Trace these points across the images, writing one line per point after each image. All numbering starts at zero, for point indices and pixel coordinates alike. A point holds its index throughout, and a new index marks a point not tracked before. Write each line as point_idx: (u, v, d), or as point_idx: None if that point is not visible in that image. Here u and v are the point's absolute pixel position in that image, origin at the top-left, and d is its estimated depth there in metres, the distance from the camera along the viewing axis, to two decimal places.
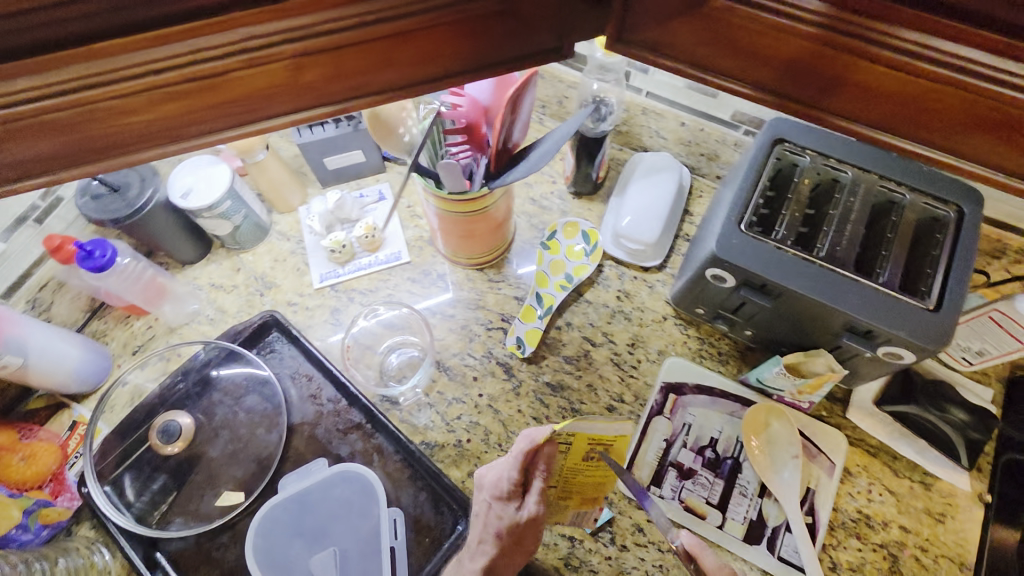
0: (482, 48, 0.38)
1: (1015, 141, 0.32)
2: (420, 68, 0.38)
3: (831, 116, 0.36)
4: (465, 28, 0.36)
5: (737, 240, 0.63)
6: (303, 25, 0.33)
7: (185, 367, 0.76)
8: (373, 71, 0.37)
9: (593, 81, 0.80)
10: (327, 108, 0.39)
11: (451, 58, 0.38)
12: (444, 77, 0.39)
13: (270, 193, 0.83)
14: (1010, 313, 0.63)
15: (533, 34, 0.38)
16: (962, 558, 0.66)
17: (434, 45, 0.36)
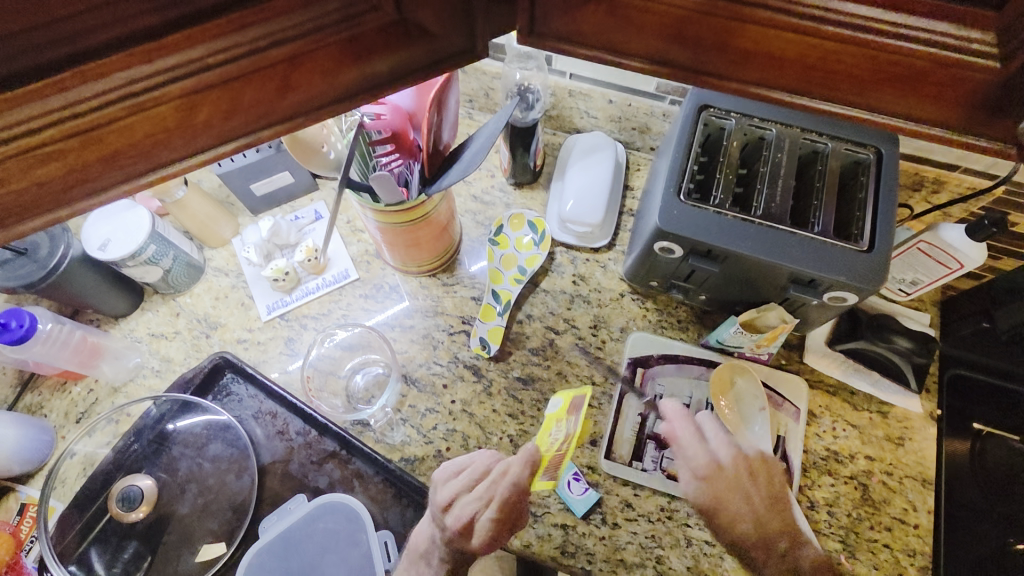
0: (386, 59, 0.36)
1: (908, 90, 0.33)
2: (325, 87, 0.36)
3: (738, 86, 0.37)
4: (364, 42, 0.35)
5: (677, 210, 0.64)
6: (191, 60, 0.31)
7: (137, 426, 0.72)
8: (277, 97, 0.35)
9: (515, 71, 0.79)
10: (233, 141, 0.37)
11: (356, 72, 0.36)
12: (353, 94, 0.37)
13: (196, 229, 0.79)
14: (935, 242, 0.67)
15: (436, 38, 0.37)
16: (923, 475, 0.70)
17: (340, 60, 0.35)
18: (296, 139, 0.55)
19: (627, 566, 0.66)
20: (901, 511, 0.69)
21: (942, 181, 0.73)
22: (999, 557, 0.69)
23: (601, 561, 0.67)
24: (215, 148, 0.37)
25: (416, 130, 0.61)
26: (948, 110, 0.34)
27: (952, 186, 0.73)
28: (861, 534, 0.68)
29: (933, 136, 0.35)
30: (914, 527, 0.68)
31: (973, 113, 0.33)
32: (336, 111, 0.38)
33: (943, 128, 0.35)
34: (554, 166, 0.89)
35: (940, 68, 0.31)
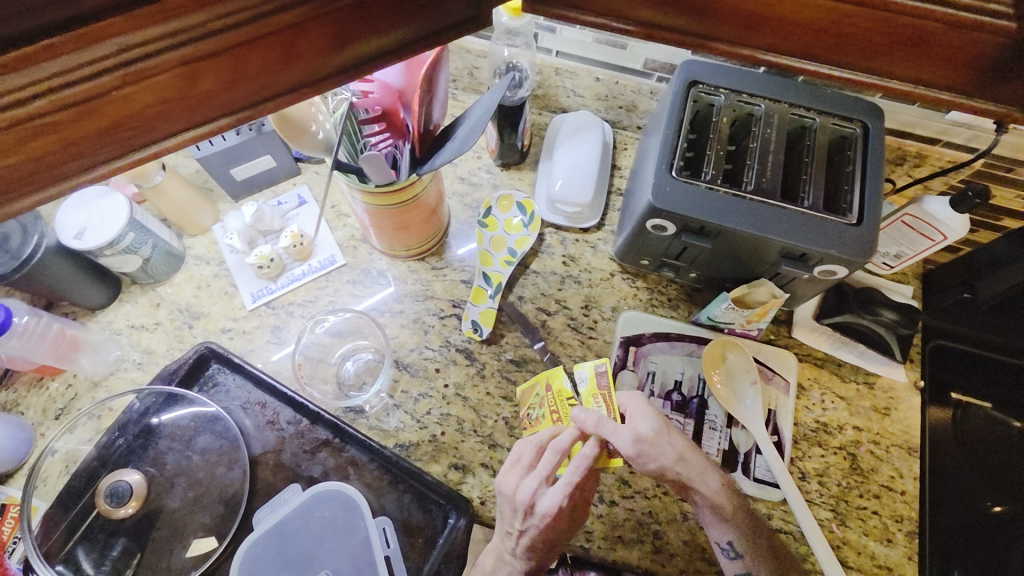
0: (393, 27, 0.35)
1: (920, 54, 0.33)
2: (328, 58, 0.35)
3: (745, 51, 0.36)
4: (371, 10, 0.33)
5: (670, 186, 0.64)
6: (187, 27, 0.30)
7: (122, 421, 0.70)
8: (279, 66, 0.34)
9: (502, 48, 0.77)
10: (231, 115, 0.35)
11: (361, 43, 0.35)
12: (358, 65, 0.36)
13: (174, 216, 0.76)
14: (919, 215, 0.69)
15: (443, 5, 0.35)
16: (909, 443, 0.72)
17: (344, 28, 0.33)
18: (281, 116, 0.53)
19: (624, 543, 0.67)
20: (888, 478, 0.71)
21: (924, 154, 0.74)
22: (978, 519, 0.74)
23: (599, 538, 0.67)
24: (212, 123, 0.35)
25: (406, 109, 0.58)
26: (954, 73, 0.34)
27: (934, 160, 0.74)
28: (850, 502, 0.69)
29: (938, 100, 0.36)
30: (901, 493, 0.70)
31: (983, 76, 0.33)
32: (341, 82, 0.37)
33: (948, 92, 0.35)
34: (541, 146, 0.88)
35: (952, 31, 0.31)
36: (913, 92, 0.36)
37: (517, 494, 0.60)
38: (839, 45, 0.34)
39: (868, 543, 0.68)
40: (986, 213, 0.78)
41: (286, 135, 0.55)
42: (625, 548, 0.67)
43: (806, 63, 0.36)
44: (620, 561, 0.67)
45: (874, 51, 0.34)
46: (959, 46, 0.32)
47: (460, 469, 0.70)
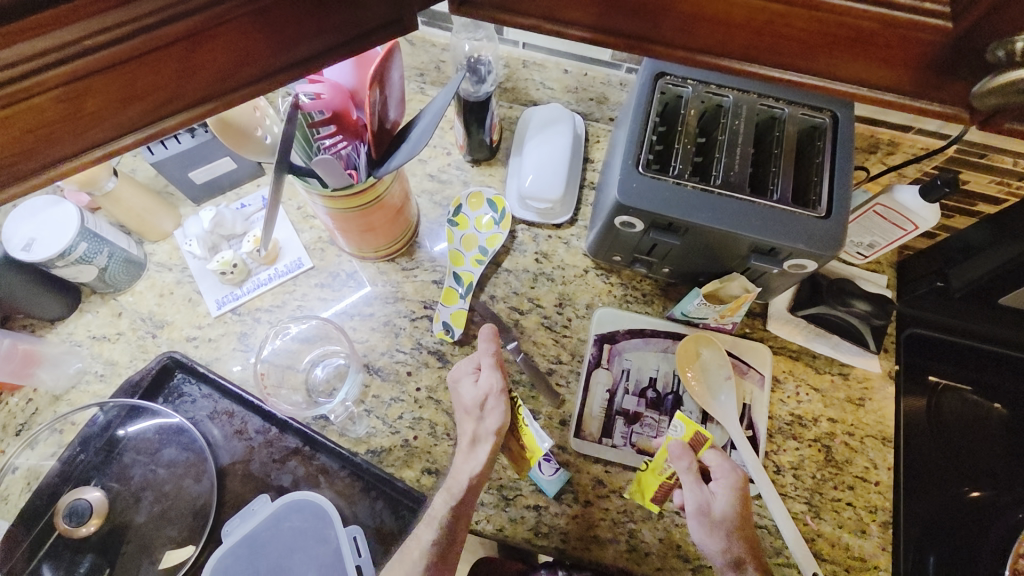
0: (305, 34, 0.34)
1: (860, 54, 0.32)
2: (239, 68, 0.34)
3: (688, 53, 0.35)
4: (277, 16, 0.32)
5: (635, 182, 0.63)
6: (71, 41, 0.28)
7: (84, 435, 0.68)
8: (184, 79, 0.33)
9: (464, 41, 0.75)
10: (140, 129, 0.34)
11: (273, 52, 0.34)
12: (272, 73, 0.35)
13: (132, 223, 0.74)
14: (891, 205, 0.68)
15: (359, 11, 0.34)
16: (883, 433, 0.72)
17: (248, 38, 0.32)
18: (224, 123, 0.50)
19: (600, 542, 0.67)
20: (862, 469, 0.70)
21: (897, 143, 0.73)
22: (954, 504, 0.74)
23: (574, 539, 0.67)
24: (118, 139, 0.34)
25: (360, 108, 0.57)
26: (900, 72, 0.33)
27: (907, 147, 0.73)
28: (825, 495, 0.69)
29: (885, 103, 0.35)
30: (875, 484, 0.70)
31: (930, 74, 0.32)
32: (258, 91, 0.36)
33: (893, 93, 0.34)
34: (511, 141, 0.86)
35: (886, 28, 0.30)
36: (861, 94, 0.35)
37: (467, 397, 0.63)
38: (776, 47, 0.33)
39: (842, 535, 0.68)
40: (960, 200, 0.77)
41: (229, 143, 0.52)
42: (600, 548, 0.66)
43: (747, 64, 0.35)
44: (595, 561, 0.66)
45: (812, 51, 0.33)
46: (897, 46, 0.31)
47: (434, 474, 0.69)
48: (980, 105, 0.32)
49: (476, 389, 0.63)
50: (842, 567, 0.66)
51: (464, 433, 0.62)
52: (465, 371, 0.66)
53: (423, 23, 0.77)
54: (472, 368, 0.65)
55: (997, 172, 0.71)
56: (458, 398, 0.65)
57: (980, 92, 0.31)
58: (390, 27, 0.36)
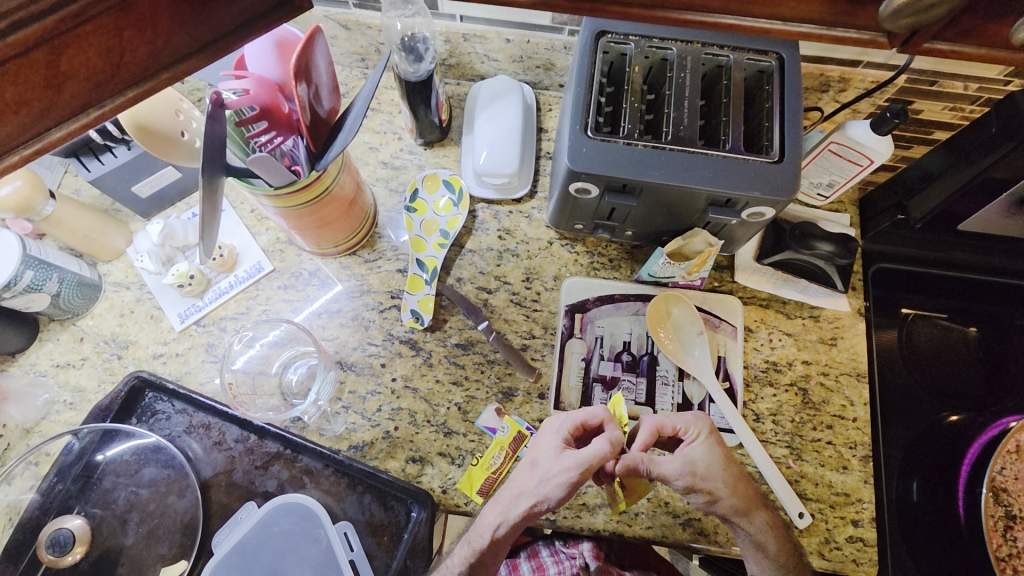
0: (178, 30, 0.35)
1: None
2: (125, 66, 0.35)
3: (643, 11, 0.37)
4: (141, 10, 0.32)
5: (585, 147, 0.61)
6: None
7: (61, 465, 0.67)
8: (69, 82, 0.34)
9: (395, 20, 0.72)
10: (23, 144, 0.36)
11: (145, 51, 0.35)
12: (155, 71, 0.36)
13: (82, 245, 0.72)
14: (844, 142, 0.67)
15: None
16: (857, 369, 0.73)
17: (129, 37, 0.33)
18: (145, 131, 0.49)
19: (590, 509, 0.67)
20: (839, 407, 0.71)
21: (847, 78, 0.71)
22: (936, 431, 0.75)
23: (564, 508, 0.68)
24: (5, 157, 0.36)
25: (288, 101, 0.56)
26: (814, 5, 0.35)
27: (858, 82, 0.72)
28: (805, 436, 0.70)
29: (802, 34, 0.37)
30: (853, 420, 0.71)
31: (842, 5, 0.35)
32: (140, 92, 0.37)
33: (810, 24, 0.36)
34: (462, 118, 0.85)
35: None
36: (773, 29, 0.37)
37: (542, 451, 0.63)
38: None
39: (825, 473, 0.69)
40: (914, 129, 0.77)
41: (154, 149, 0.51)
42: (591, 514, 0.67)
43: (659, 10, 0.37)
44: (587, 527, 0.67)
45: None
46: None
47: (418, 461, 0.69)
48: (891, 28, 0.35)
49: (559, 436, 0.63)
50: (827, 504, 0.68)
51: (512, 484, 0.62)
52: (558, 428, 0.64)
53: (354, 5, 0.74)
54: (570, 421, 0.64)
55: (946, 99, 0.71)
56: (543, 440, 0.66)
57: (887, 13, 0.34)
58: (274, 8, 0.38)
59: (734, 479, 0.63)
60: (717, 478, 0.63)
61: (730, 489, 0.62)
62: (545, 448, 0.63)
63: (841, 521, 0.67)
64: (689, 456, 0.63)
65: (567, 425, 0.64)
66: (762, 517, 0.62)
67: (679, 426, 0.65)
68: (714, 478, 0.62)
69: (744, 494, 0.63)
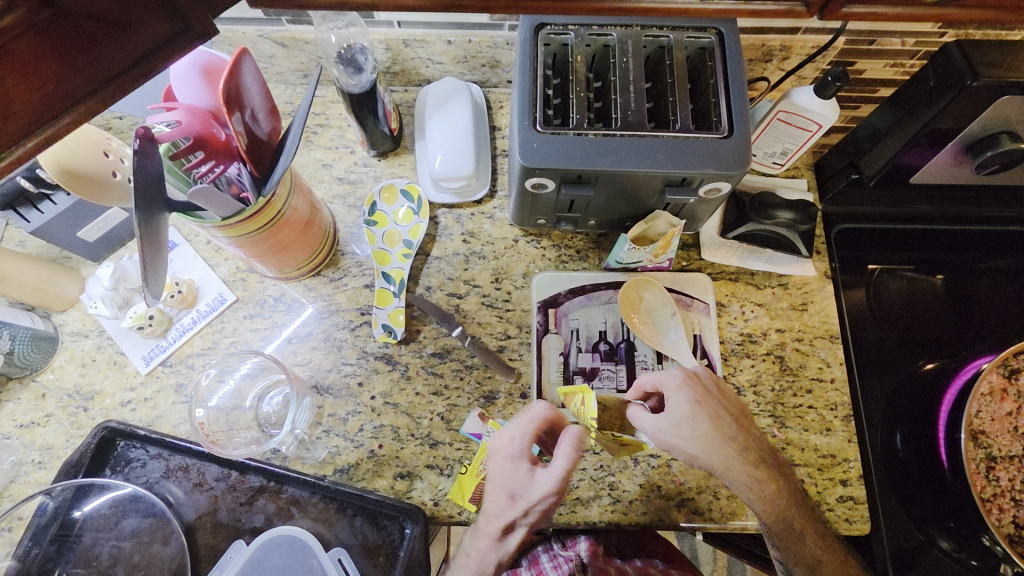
0: (68, 71, 0.33)
1: None
2: (15, 116, 0.33)
3: None
4: (22, 56, 0.31)
5: (535, 141, 0.61)
6: None
7: (35, 528, 0.65)
8: None
9: (329, 33, 0.71)
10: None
11: (36, 99, 0.33)
12: (50, 118, 0.35)
13: (32, 298, 0.70)
14: (791, 110, 0.68)
15: (136, 29, 0.35)
16: (829, 331, 0.74)
17: (14, 86, 0.32)
18: (71, 174, 0.48)
19: (583, 502, 0.67)
20: (816, 371, 0.72)
21: (788, 46, 0.72)
22: (912, 382, 0.76)
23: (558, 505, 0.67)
24: None
25: (223, 127, 0.55)
26: None
27: (799, 48, 0.72)
28: (786, 404, 0.71)
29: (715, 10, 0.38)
30: (831, 382, 0.72)
31: None
32: (37, 144, 0.35)
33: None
34: (413, 125, 0.83)
35: None
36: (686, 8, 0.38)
37: (508, 480, 0.60)
38: None
39: (809, 437, 0.70)
40: (859, 89, 0.78)
41: (83, 191, 0.50)
42: (585, 508, 0.67)
43: None
44: (583, 521, 0.67)
45: None
46: None
47: (407, 477, 0.68)
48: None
49: (518, 457, 0.61)
50: (815, 467, 0.69)
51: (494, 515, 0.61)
52: (512, 449, 0.61)
53: (288, 22, 0.72)
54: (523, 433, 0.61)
55: (888, 55, 0.72)
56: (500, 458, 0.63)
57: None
58: (171, 39, 0.37)
59: (716, 432, 0.60)
60: (698, 428, 0.60)
61: (713, 441, 0.59)
62: (509, 473, 0.61)
63: (831, 483, 0.68)
64: (669, 409, 0.60)
65: (521, 441, 0.61)
66: (753, 464, 0.60)
67: (655, 386, 0.63)
68: (696, 425, 0.60)
69: (730, 443, 0.60)
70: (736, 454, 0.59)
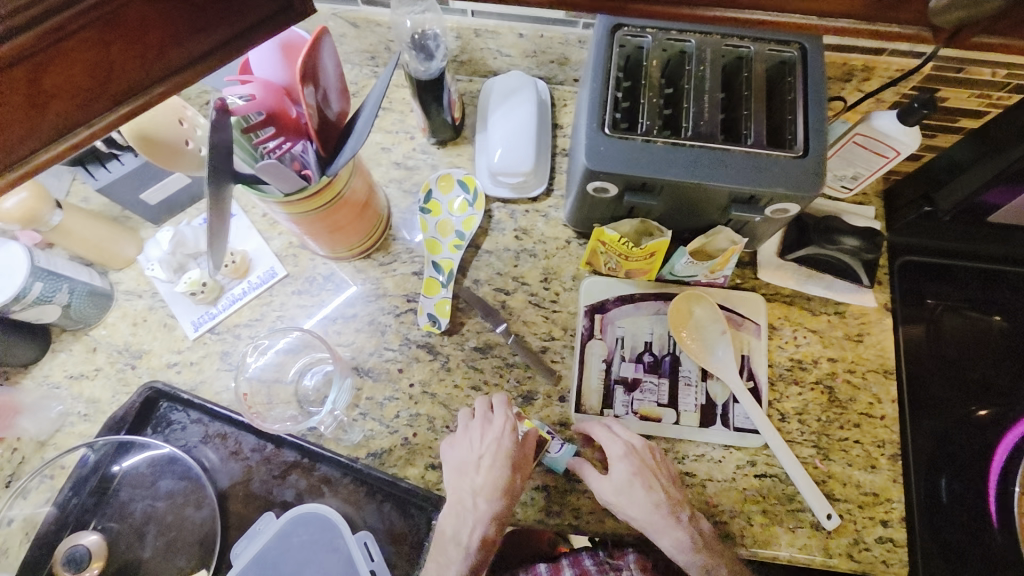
0: (165, 48, 0.39)
1: None
2: (108, 85, 0.38)
3: None
4: (129, 28, 0.36)
5: (603, 144, 0.60)
6: None
7: (76, 478, 0.67)
8: (56, 102, 0.37)
9: (406, 18, 0.71)
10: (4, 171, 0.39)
11: (134, 73, 0.39)
12: (142, 89, 0.40)
13: (92, 255, 0.71)
14: (870, 134, 0.65)
15: (228, 18, 0.40)
16: (884, 365, 0.71)
17: (116, 53, 0.37)
18: (147, 139, 0.49)
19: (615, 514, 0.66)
20: (866, 405, 0.70)
21: (871, 67, 0.69)
22: (964, 428, 0.73)
23: (588, 513, 0.66)
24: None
25: (295, 105, 0.55)
26: None
27: (882, 70, 0.69)
28: (832, 436, 0.69)
29: None
30: (880, 418, 0.69)
31: None
32: (126, 111, 0.41)
33: None
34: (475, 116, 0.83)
35: None
36: None
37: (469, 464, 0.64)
38: None
39: (852, 473, 0.67)
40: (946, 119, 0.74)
41: (155, 157, 0.51)
42: (616, 519, 0.66)
43: None
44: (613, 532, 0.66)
45: None
46: None
47: (439, 468, 0.68)
48: None
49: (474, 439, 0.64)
50: (856, 504, 0.66)
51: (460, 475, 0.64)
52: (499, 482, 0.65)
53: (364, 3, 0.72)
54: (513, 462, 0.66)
55: (977, 85, 0.69)
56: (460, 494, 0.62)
57: None
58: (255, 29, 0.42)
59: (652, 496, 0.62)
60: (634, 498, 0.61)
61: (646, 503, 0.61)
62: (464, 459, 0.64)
63: (871, 522, 0.66)
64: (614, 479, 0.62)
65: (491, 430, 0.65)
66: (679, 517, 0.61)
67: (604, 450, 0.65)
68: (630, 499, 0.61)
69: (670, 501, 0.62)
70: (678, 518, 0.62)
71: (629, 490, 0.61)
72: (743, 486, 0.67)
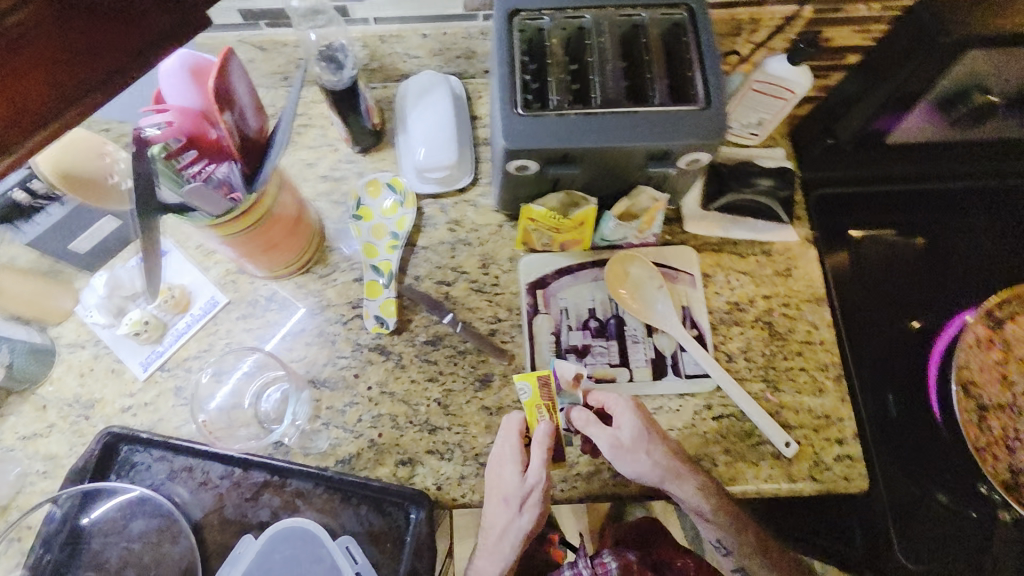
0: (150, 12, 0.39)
1: None
2: (103, 46, 0.38)
3: None
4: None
5: (518, 123, 0.62)
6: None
7: (43, 536, 0.66)
8: (51, 67, 0.37)
9: (309, 32, 0.73)
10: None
11: (129, 32, 0.39)
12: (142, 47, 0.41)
13: (27, 311, 0.71)
14: (765, 79, 0.69)
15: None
16: (815, 294, 0.75)
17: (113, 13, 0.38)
18: (67, 175, 0.61)
19: (584, 477, 0.68)
20: (805, 333, 0.73)
21: (757, 19, 0.73)
22: (902, 342, 0.77)
23: (560, 481, 0.68)
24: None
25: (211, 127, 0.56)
26: None
27: (768, 21, 0.74)
28: (777, 367, 0.72)
29: None
30: (819, 343, 0.73)
31: None
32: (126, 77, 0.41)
33: None
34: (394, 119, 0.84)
35: None
36: None
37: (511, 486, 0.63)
38: None
39: (802, 399, 0.71)
40: (839, 60, 0.78)
41: (86, 195, 0.64)
42: (585, 482, 0.68)
43: None
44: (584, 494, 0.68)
45: None
46: None
47: (408, 463, 0.69)
48: None
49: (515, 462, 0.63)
50: (810, 428, 0.70)
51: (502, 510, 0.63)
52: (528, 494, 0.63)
53: (265, 25, 0.74)
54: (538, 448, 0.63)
55: (856, 24, 0.73)
56: (509, 520, 0.62)
57: None
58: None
59: (658, 452, 0.63)
60: (640, 447, 0.63)
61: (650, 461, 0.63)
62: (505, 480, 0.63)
63: (827, 442, 0.69)
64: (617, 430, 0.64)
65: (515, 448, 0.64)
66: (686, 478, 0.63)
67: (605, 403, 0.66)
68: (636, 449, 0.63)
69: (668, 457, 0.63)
70: (673, 457, 0.64)
71: (641, 440, 0.63)
72: (703, 430, 0.70)
